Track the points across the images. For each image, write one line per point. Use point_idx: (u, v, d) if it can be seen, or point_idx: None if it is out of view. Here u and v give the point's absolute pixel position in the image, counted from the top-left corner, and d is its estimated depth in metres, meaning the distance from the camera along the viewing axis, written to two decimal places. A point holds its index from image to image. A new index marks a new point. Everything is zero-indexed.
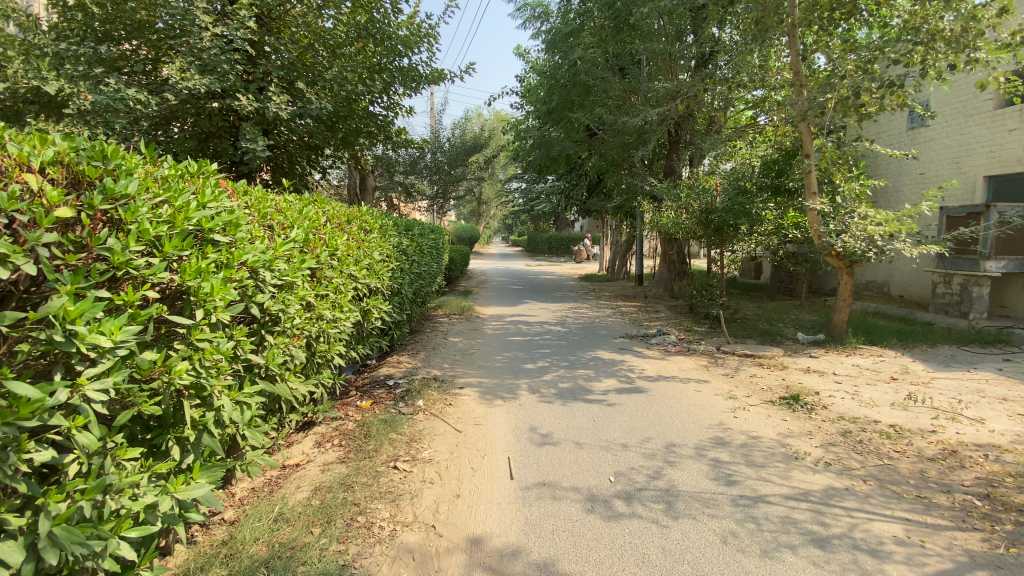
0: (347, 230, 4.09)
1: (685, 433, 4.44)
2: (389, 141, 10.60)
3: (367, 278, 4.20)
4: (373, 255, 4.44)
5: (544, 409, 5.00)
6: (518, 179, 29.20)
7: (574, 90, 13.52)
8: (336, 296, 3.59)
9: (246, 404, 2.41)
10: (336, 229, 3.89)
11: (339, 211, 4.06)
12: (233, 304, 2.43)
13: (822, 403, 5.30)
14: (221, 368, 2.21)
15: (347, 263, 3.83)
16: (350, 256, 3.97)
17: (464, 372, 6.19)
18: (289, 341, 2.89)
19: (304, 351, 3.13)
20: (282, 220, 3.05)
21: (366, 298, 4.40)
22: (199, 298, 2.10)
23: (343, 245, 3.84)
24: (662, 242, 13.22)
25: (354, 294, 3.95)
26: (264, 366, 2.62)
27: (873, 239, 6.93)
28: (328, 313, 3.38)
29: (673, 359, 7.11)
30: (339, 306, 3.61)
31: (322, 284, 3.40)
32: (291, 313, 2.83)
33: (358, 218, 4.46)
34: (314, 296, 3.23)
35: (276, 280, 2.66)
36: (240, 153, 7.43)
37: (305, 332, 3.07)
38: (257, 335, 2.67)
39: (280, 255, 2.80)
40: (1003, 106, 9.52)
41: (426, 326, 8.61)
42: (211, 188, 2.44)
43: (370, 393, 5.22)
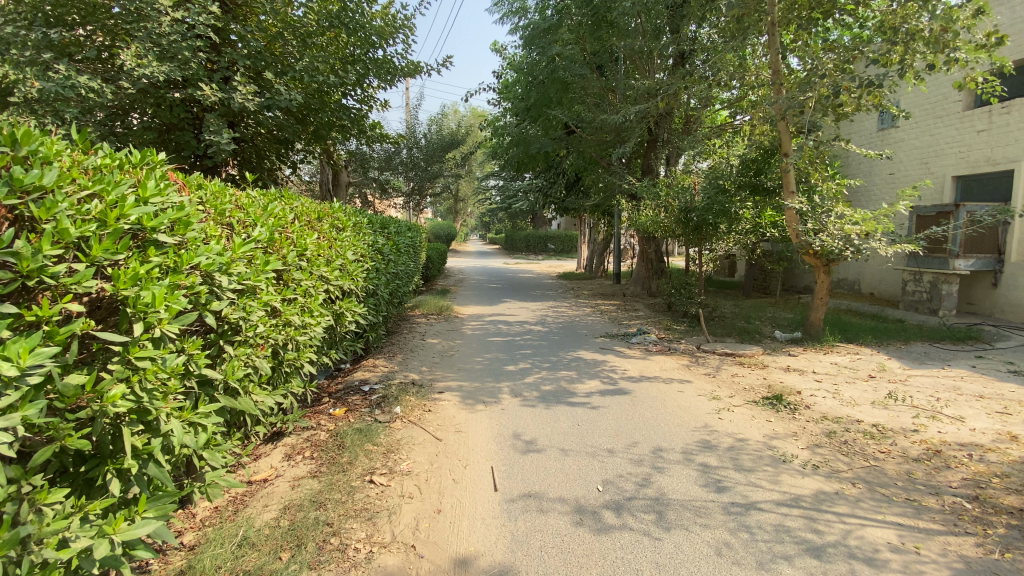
0: (317, 228, 3.83)
1: (671, 436, 4.32)
2: (362, 135, 10.30)
3: (340, 279, 3.95)
4: (346, 255, 4.18)
5: (526, 414, 4.83)
6: (494, 176, 28.97)
7: (553, 87, 13.38)
8: (306, 300, 3.34)
9: (203, 426, 2.17)
10: (306, 227, 3.63)
11: (308, 207, 3.80)
12: (184, 313, 2.17)
13: (804, 402, 5.29)
14: (170, 388, 1.96)
15: (317, 264, 3.58)
16: (321, 256, 3.71)
17: (443, 375, 5.96)
18: (252, 352, 2.64)
19: (269, 362, 2.88)
20: (242, 218, 2.79)
21: (340, 300, 4.14)
22: (139, 310, 1.83)
23: (313, 244, 3.59)
24: (640, 240, 13.23)
25: (325, 297, 3.70)
26: (223, 381, 2.38)
27: (851, 238, 6.98)
28: (297, 319, 3.12)
29: (654, 358, 7.03)
30: (309, 310, 3.36)
31: (289, 287, 3.15)
32: (253, 321, 2.58)
33: (330, 215, 4.20)
34: (280, 301, 2.98)
35: (235, 285, 2.40)
36: (204, 147, 7.01)
37: (270, 341, 2.82)
38: (215, 345, 2.42)
39: (240, 257, 2.54)
40: (972, 107, 9.79)
41: (403, 327, 8.33)
42: (155, 180, 2.18)
43: (344, 400, 4.97)
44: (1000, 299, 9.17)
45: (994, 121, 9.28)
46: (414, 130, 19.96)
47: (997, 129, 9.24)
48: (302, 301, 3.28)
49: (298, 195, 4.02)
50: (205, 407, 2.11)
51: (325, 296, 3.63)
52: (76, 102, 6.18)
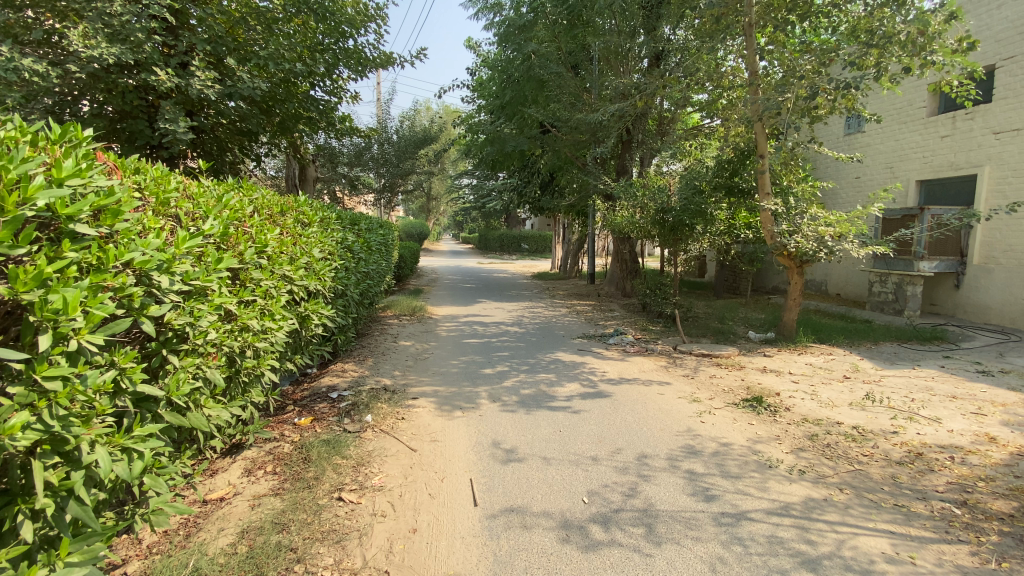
0: (279, 223, 3.52)
1: (655, 441, 4.18)
2: (331, 127, 9.91)
3: (306, 279, 3.64)
4: (312, 252, 3.88)
5: (505, 420, 4.62)
6: (467, 175, 28.66)
7: (528, 85, 13.19)
8: (266, 302, 3.04)
9: (140, 453, 1.89)
10: (267, 221, 3.32)
11: (269, 200, 3.49)
12: (114, 319, 1.89)
13: (784, 404, 5.26)
14: (92, 411, 1.69)
15: (279, 262, 3.27)
16: (283, 253, 3.41)
17: (417, 380, 5.69)
18: (201, 363, 2.36)
19: (223, 372, 2.59)
20: (190, 208, 2.49)
21: (305, 301, 3.84)
22: (47, 318, 1.55)
23: (274, 240, 3.28)
24: (615, 240, 13.19)
25: (289, 299, 3.39)
26: (164, 398, 2.09)
27: (825, 239, 7.03)
28: (256, 324, 2.83)
29: (633, 360, 6.92)
30: (270, 314, 3.05)
31: (247, 288, 2.85)
32: (202, 327, 2.30)
33: (294, 209, 3.89)
34: (235, 303, 2.69)
35: (179, 286, 2.12)
36: (160, 136, 6.53)
37: (223, 349, 2.53)
38: (156, 355, 2.13)
39: (185, 252, 2.26)
40: (936, 114, 10.11)
41: (373, 329, 7.99)
42: (76, 160, 1.88)
43: (311, 409, 4.66)
44: (962, 300, 9.52)
45: (958, 127, 9.61)
46: (385, 126, 19.44)
47: (960, 134, 9.57)
48: (260, 303, 2.97)
49: (259, 187, 3.70)
50: (141, 429, 1.83)
51: (288, 297, 3.33)
52: (17, 86, 5.64)
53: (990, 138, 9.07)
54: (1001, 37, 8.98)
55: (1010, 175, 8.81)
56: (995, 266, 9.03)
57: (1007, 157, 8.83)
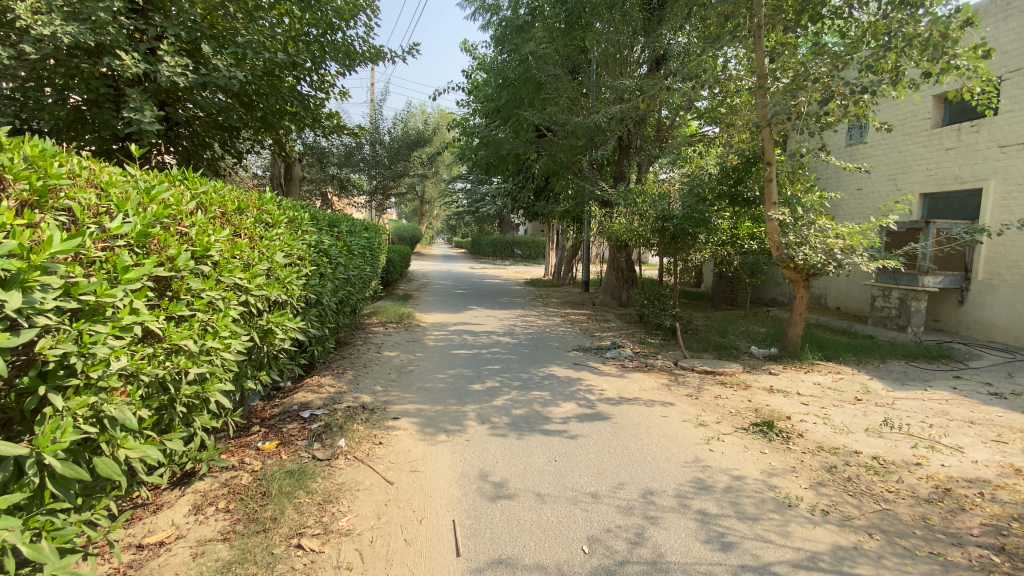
0: (232, 224, 3.06)
1: (661, 474, 3.76)
2: (318, 124, 9.49)
3: (267, 288, 3.18)
4: (275, 257, 3.41)
5: (494, 446, 4.18)
6: (462, 178, 28.27)
7: (525, 87, 12.78)
8: (209, 317, 2.59)
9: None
10: (214, 221, 2.86)
11: (221, 196, 3.04)
12: None
13: (797, 430, 4.86)
14: None
15: (230, 270, 2.82)
16: (236, 258, 2.94)
17: (399, 397, 5.24)
18: (101, 399, 1.92)
19: (142, 407, 2.15)
20: (90, 201, 2.05)
21: (269, 314, 3.37)
22: None
23: (223, 242, 2.83)
24: (611, 248, 12.81)
25: (243, 312, 2.93)
26: (40, 450, 1.67)
27: (834, 252, 6.67)
28: (193, 344, 2.37)
29: (632, 377, 6.50)
30: (215, 331, 2.59)
31: (180, 301, 2.40)
32: (99, 355, 1.86)
33: (256, 209, 3.44)
34: (160, 320, 2.24)
35: (54, 304, 1.69)
36: (125, 127, 6.08)
37: (139, 379, 2.09)
38: (31, 395, 1.72)
39: (67, 261, 1.83)
40: (941, 125, 9.86)
41: (357, 338, 7.52)
42: None
43: (279, 431, 4.22)
44: (966, 317, 9.20)
45: (963, 140, 9.36)
46: (378, 127, 18.89)
47: (965, 147, 9.31)
48: (200, 317, 2.52)
49: (215, 182, 3.27)
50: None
51: (241, 310, 2.87)
52: None
53: (996, 151, 8.81)
54: (1008, 49, 8.74)
55: (1016, 190, 8.55)
56: (1000, 282, 8.73)
57: (1013, 171, 8.57)
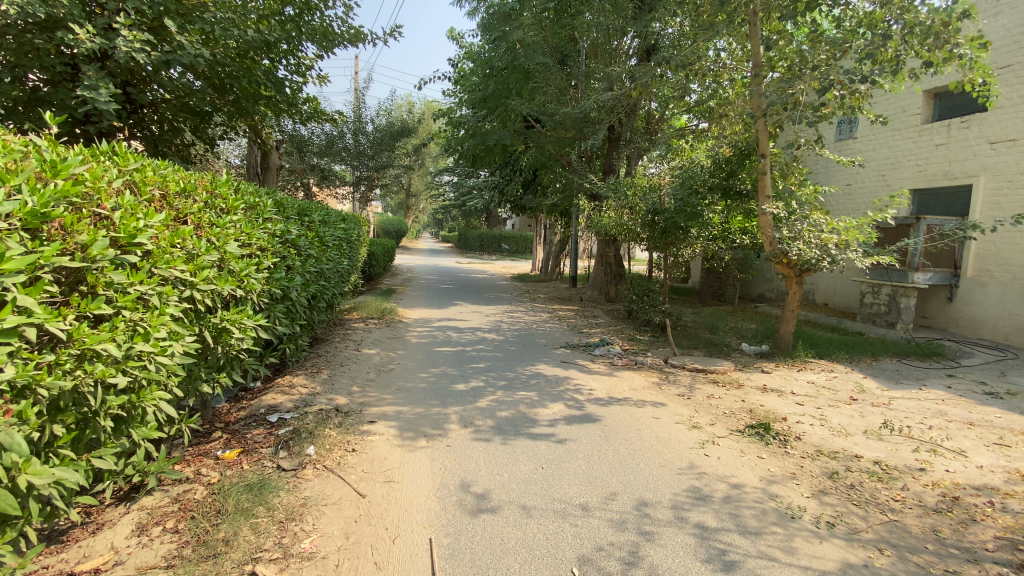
0: (174, 209, 2.74)
1: (655, 483, 3.51)
2: (295, 110, 9.05)
3: (218, 282, 2.84)
4: (230, 246, 3.06)
5: (476, 452, 3.90)
6: (448, 171, 27.81)
7: (512, 76, 12.40)
8: (140, 315, 2.26)
9: None
10: (149, 204, 2.54)
11: (159, 177, 2.71)
12: None
13: (794, 432, 4.66)
14: None
15: (170, 260, 2.48)
16: (178, 247, 2.62)
17: (377, 399, 4.93)
18: None
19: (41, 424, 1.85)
20: None
21: (224, 310, 3.03)
22: None
23: (159, 229, 2.50)
24: (599, 243, 12.56)
25: (186, 308, 2.61)
26: None
27: (829, 247, 6.48)
28: (114, 347, 2.06)
29: (622, 375, 6.25)
30: (148, 332, 2.27)
31: (97, 296, 2.09)
32: None
33: (205, 193, 3.09)
34: (64, 321, 1.93)
35: None
36: (81, 107, 5.68)
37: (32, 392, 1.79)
38: None
39: None
40: (930, 121, 9.76)
41: (334, 335, 7.16)
42: None
43: (244, 437, 3.90)
44: (955, 314, 9.14)
45: (953, 136, 9.25)
46: (361, 116, 18.32)
47: (955, 143, 9.21)
48: (125, 316, 2.19)
49: (154, 163, 2.93)
50: None
51: (183, 307, 2.54)
52: None
53: (986, 147, 8.72)
54: (998, 45, 8.63)
55: (1006, 187, 8.47)
56: (989, 279, 8.65)
57: (1004, 168, 8.49)
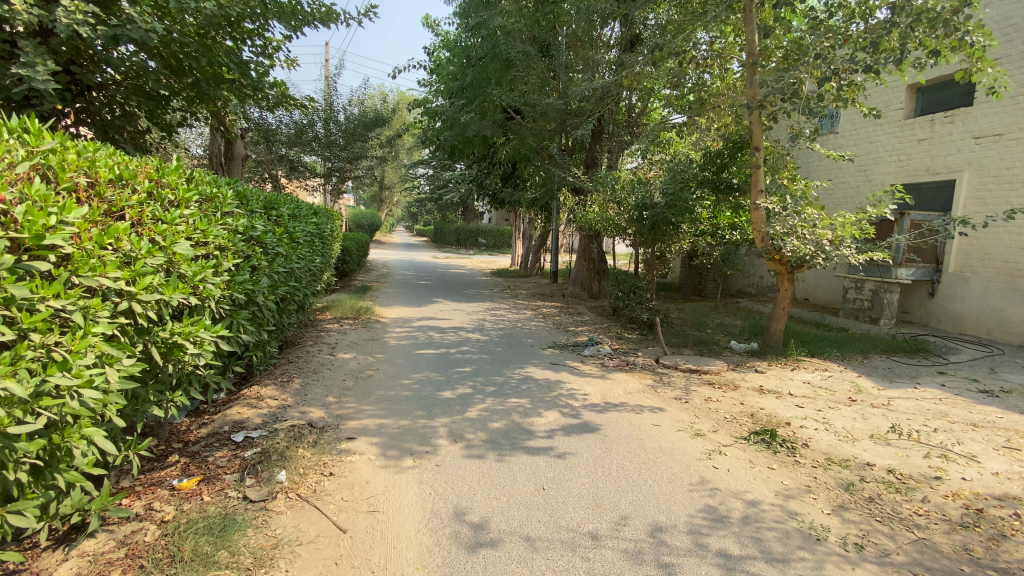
0: (104, 202, 2.31)
1: (667, 504, 3.22)
2: (262, 95, 8.42)
3: (164, 291, 2.40)
4: (179, 243, 2.59)
5: (470, 471, 3.54)
6: (424, 164, 27.14)
7: (493, 64, 11.93)
8: (55, 340, 1.86)
9: None
10: (67, 196, 2.10)
11: (81, 164, 2.26)
12: None
13: (799, 438, 4.46)
14: None
15: (98, 267, 2.06)
16: (110, 249, 2.18)
17: (356, 410, 4.51)
18: None
19: None
20: None
21: (175, 322, 2.58)
22: None
23: (82, 227, 2.07)
24: (582, 238, 12.26)
25: (120, 325, 2.17)
26: None
27: (823, 243, 6.31)
28: (14, 386, 1.65)
29: (615, 378, 5.96)
30: (66, 360, 1.85)
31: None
32: None
33: (147, 182, 2.63)
34: None
35: None
36: (17, 87, 5.05)
37: None
38: None
39: None
40: (913, 117, 9.80)
41: (307, 338, 6.65)
42: None
43: (205, 461, 3.43)
44: (936, 309, 9.22)
45: (936, 131, 9.29)
46: (332, 104, 17.50)
47: (939, 138, 9.25)
48: (33, 341, 1.79)
49: (81, 145, 2.47)
50: None
51: (117, 325, 2.11)
52: None
53: (970, 143, 8.77)
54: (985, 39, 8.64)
55: (989, 181, 8.54)
56: (971, 275, 8.74)
57: (988, 162, 8.56)
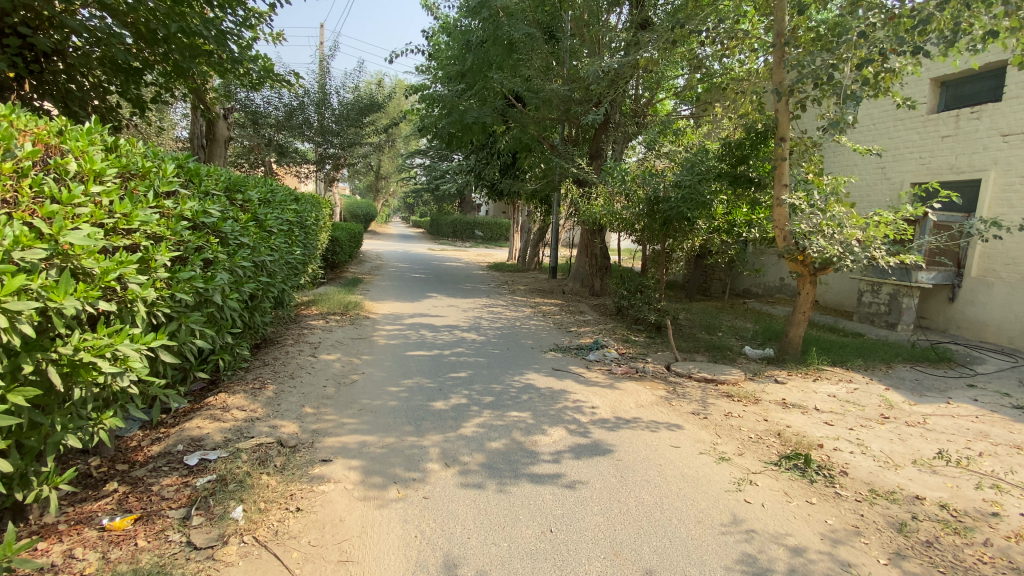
0: None
1: (698, 552, 2.72)
2: (244, 69, 7.76)
3: (51, 295, 1.88)
4: (78, 228, 2.07)
5: (464, 505, 3.02)
6: (421, 153, 26.44)
7: (494, 47, 11.31)
8: None
9: None
10: None
11: None
12: None
13: (836, 464, 3.94)
14: None
15: None
16: None
17: (336, 425, 3.96)
18: None
19: None
20: None
21: (83, 334, 2.08)
22: None
23: None
24: (584, 233, 11.71)
25: None
26: None
27: (851, 244, 5.76)
28: None
29: (624, 388, 5.43)
30: None
31: None
32: None
33: (33, 150, 2.18)
34: None
35: None
36: None
37: None
38: None
39: None
40: (937, 112, 9.26)
41: (287, 336, 6.08)
42: None
43: (148, 493, 2.90)
44: (955, 315, 8.70)
45: (961, 127, 8.77)
46: (324, 87, 16.73)
47: (964, 135, 8.74)
48: None
49: None
50: None
51: None
52: None
53: (997, 140, 8.26)
54: None
55: (1017, 182, 8.05)
56: (995, 280, 8.23)
57: (1015, 162, 8.06)
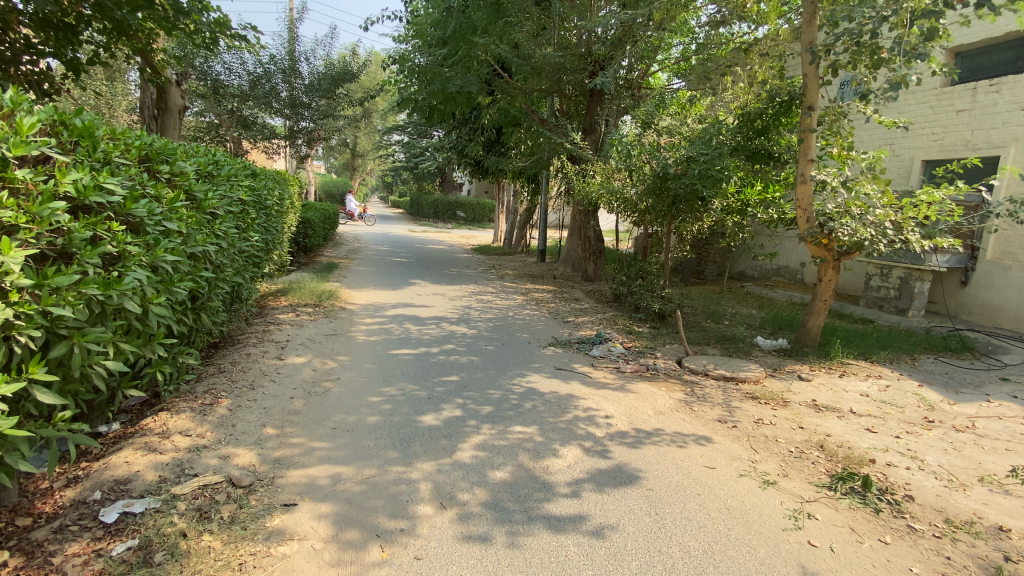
0: None
1: None
2: (194, 23, 6.72)
3: None
4: None
5: (467, 568, 2.34)
6: (399, 129, 25.18)
7: (480, 10, 10.35)
8: None
9: None
10: None
11: None
12: None
13: (896, 485, 3.38)
14: None
15: None
16: None
17: (303, 452, 3.22)
18: None
19: None
20: None
21: None
22: None
23: None
24: (577, 214, 10.97)
25: None
26: None
27: (884, 226, 5.18)
28: None
29: (638, 390, 4.80)
30: None
31: None
32: None
33: None
34: None
35: None
36: None
37: None
38: None
39: None
40: (951, 84, 8.70)
41: (250, 334, 5.28)
42: None
43: (47, 569, 2.13)
44: (968, 299, 8.31)
45: (978, 100, 8.25)
46: (292, 54, 15.43)
47: (981, 109, 8.21)
48: None
49: None
50: None
51: None
52: None
53: (1019, 114, 7.74)
54: None
55: None
56: (1013, 262, 7.80)
57: None
